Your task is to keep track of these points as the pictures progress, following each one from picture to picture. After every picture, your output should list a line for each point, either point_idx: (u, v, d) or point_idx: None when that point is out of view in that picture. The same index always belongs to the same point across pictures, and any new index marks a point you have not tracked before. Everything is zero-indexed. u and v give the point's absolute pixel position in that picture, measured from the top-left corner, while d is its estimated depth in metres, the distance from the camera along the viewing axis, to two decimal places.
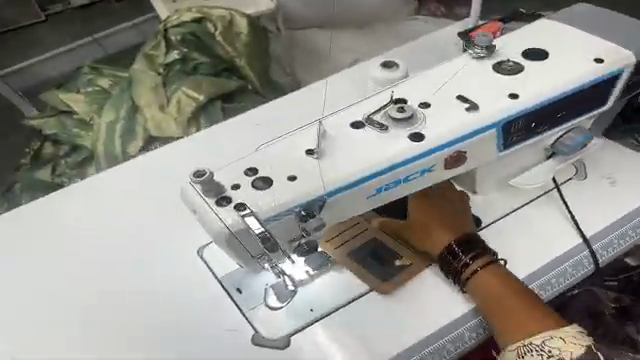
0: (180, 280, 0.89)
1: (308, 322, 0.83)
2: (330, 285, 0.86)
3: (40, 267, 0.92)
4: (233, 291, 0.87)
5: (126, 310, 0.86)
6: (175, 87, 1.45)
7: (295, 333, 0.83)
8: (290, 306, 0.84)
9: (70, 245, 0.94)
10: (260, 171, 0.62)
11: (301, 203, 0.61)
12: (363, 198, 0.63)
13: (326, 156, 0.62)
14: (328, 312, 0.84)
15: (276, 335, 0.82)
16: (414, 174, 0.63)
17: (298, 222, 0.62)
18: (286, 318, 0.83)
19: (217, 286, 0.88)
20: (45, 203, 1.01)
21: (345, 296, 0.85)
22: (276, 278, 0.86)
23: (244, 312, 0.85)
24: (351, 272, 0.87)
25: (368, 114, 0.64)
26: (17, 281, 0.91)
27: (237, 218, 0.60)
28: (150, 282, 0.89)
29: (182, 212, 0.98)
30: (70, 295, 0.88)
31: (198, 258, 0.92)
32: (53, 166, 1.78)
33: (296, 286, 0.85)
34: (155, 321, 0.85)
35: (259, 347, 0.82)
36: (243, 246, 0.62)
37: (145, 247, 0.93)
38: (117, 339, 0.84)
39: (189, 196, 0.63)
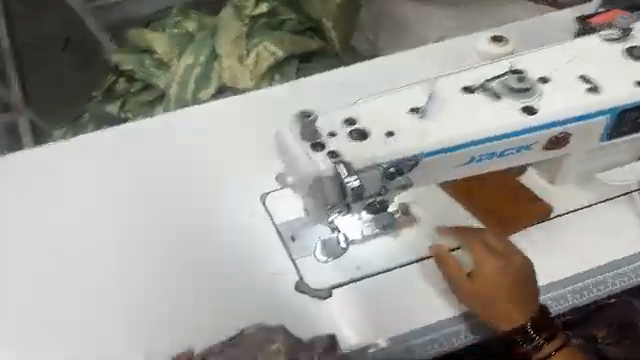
0: (246, 221, 0.94)
1: (353, 278, 0.87)
2: (385, 248, 0.89)
3: (117, 187, 0.97)
4: (287, 239, 0.91)
5: (182, 243, 0.91)
6: (256, 41, 1.49)
7: (337, 286, 0.87)
8: (338, 261, 0.88)
9: (138, 176, 0.98)
10: (359, 123, 0.63)
11: (390, 161, 0.62)
12: (454, 166, 0.64)
13: (429, 117, 0.62)
14: (375, 273, 0.88)
15: (320, 285, 0.87)
16: (511, 149, 0.64)
17: (381, 179, 0.63)
18: (333, 272, 0.88)
19: (272, 233, 0.92)
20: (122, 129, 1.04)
21: (400, 260, 0.88)
22: (331, 233, 0.90)
23: (293, 260, 0.89)
24: (409, 240, 0.89)
25: (483, 81, 0.64)
26: (89, 200, 0.96)
27: (329, 164, 0.62)
28: (219, 221, 0.94)
29: (258, 156, 1.01)
30: (127, 224, 0.93)
31: (257, 204, 0.96)
32: (123, 102, 1.88)
33: (348, 244, 0.89)
34: (217, 255, 0.90)
35: (299, 294, 0.87)
36: (323, 195, 0.64)
37: (211, 187, 0.97)
38: (176, 270, 0.89)
39: (283, 138, 0.66)
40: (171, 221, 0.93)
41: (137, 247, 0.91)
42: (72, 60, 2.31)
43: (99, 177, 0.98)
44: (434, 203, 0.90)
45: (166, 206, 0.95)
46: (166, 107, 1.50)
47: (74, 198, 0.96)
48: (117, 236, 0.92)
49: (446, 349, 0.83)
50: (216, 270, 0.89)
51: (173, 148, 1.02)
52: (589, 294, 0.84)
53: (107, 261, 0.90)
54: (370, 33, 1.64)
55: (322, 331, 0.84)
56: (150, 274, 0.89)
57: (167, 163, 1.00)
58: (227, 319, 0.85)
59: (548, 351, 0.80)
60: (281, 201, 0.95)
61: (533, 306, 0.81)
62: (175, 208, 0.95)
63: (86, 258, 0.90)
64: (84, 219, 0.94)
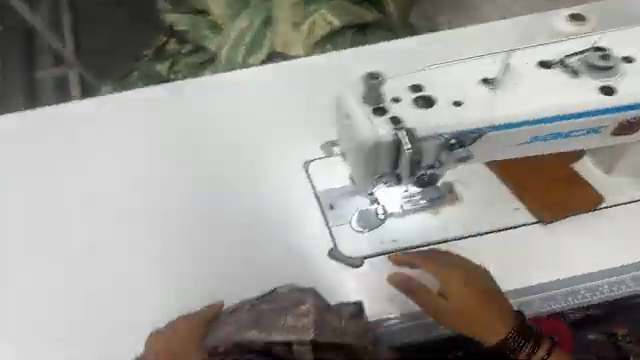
0: (291, 185, 0.94)
1: (387, 251, 0.86)
2: (423, 225, 0.87)
3: (167, 140, 0.99)
4: (326, 207, 0.91)
5: (228, 200, 0.92)
6: (314, 8, 1.48)
7: (370, 257, 0.86)
8: (373, 233, 0.88)
9: (190, 130, 1.00)
10: (425, 90, 0.62)
11: (453, 132, 0.60)
12: (518, 143, 0.62)
13: (502, 90, 0.60)
14: (408, 248, 0.86)
15: (353, 254, 0.87)
16: (579, 132, 0.62)
17: (440, 149, 0.61)
18: (366, 243, 0.87)
19: (312, 198, 0.93)
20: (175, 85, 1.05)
21: (438, 238, 0.86)
22: (369, 204, 0.89)
23: (329, 226, 0.89)
24: (452, 220, 0.87)
25: (562, 57, 0.62)
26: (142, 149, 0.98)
27: (389, 130, 0.60)
28: (264, 183, 0.94)
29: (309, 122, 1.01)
30: (175, 176, 0.95)
31: (302, 170, 0.95)
32: (172, 62, 1.91)
33: (385, 217, 0.88)
34: (262, 215, 0.91)
35: (331, 260, 0.87)
36: (376, 162, 0.62)
37: (262, 150, 0.98)
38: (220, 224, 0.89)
39: (344, 100, 0.63)
40: (219, 176, 0.94)
41: (183, 198, 0.92)
42: (124, 17, 2.34)
43: (152, 127, 1.00)
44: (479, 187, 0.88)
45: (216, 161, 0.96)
46: (215, 69, 1.53)
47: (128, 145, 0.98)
48: (166, 185, 0.94)
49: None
50: (260, 228, 0.89)
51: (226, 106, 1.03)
52: (624, 289, 0.84)
53: (154, 208, 0.91)
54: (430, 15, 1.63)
55: (356, 299, 0.83)
56: (194, 225, 0.89)
57: (219, 121, 1.01)
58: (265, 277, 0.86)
59: (540, 355, 0.78)
60: (325, 169, 0.95)
61: (497, 317, 0.78)
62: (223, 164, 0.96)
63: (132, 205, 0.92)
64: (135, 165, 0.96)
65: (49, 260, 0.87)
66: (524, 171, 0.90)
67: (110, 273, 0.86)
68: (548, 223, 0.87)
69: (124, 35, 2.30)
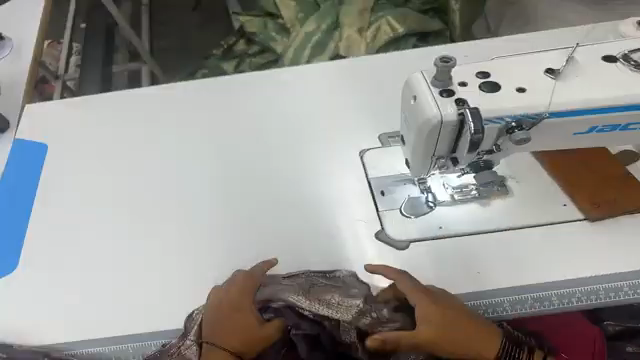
0: (349, 170, 1.01)
1: (434, 236, 0.91)
2: (471, 215, 0.92)
3: (240, 124, 1.09)
4: (376, 192, 0.97)
5: (290, 178, 1.01)
6: (380, 15, 1.55)
7: (416, 241, 0.91)
8: (422, 219, 0.93)
9: (260, 115, 1.11)
10: (491, 76, 0.66)
11: (515, 115, 0.64)
12: (575, 132, 0.66)
13: (564, 80, 0.64)
14: (455, 235, 0.91)
15: (400, 237, 0.91)
16: (636, 124, 0.66)
17: (502, 131, 0.65)
18: (415, 228, 0.92)
19: (364, 185, 0.99)
20: (251, 76, 1.18)
21: (486, 228, 0.91)
22: (419, 192, 0.95)
23: (378, 209, 0.95)
24: (499, 212, 0.92)
25: (626, 52, 0.65)
26: (217, 129, 1.09)
27: (453, 111, 0.64)
28: (323, 167, 1.02)
29: (369, 116, 1.09)
30: (245, 154, 1.05)
31: (359, 158, 1.02)
32: (238, 62, 2.03)
33: (434, 205, 0.94)
34: (320, 195, 0.98)
35: (380, 241, 0.91)
36: (438, 141, 0.67)
37: (322, 137, 1.06)
38: (282, 198, 0.97)
39: (415, 81, 0.68)
40: (284, 158, 1.03)
41: (251, 174, 1.02)
42: (198, 20, 2.53)
43: (227, 112, 1.12)
44: (528, 182, 0.94)
45: (281, 144, 1.06)
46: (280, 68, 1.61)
47: (205, 125, 1.10)
48: (235, 161, 1.04)
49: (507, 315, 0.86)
50: (317, 206, 0.96)
51: (294, 98, 1.13)
52: None
53: (224, 180, 1.01)
54: (493, 29, 1.65)
55: None
56: (257, 198, 0.98)
57: (286, 110, 1.11)
58: (319, 250, 0.91)
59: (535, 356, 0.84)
60: (380, 158, 1.02)
61: (459, 315, 0.78)
62: (288, 147, 1.05)
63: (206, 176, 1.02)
64: (210, 143, 1.07)
65: (128, 218, 0.97)
66: (572, 170, 0.95)
67: (179, 233, 0.94)
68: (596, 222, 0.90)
69: (196, 36, 2.47)
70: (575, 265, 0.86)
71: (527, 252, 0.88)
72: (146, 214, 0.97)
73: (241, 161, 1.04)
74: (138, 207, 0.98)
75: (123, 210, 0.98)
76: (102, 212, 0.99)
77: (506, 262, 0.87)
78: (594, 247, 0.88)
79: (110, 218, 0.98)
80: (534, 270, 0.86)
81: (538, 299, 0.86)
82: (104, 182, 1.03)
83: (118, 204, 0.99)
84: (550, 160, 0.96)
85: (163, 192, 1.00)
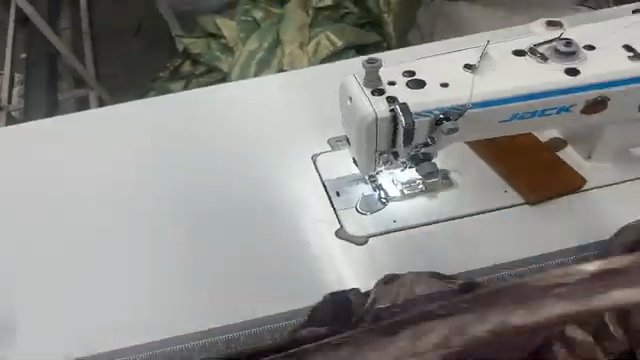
0: (300, 176, 1.04)
1: (389, 229, 0.96)
2: (422, 207, 0.98)
3: (189, 139, 1.11)
4: (332, 193, 1.01)
5: (242, 187, 1.03)
6: (318, 30, 1.62)
7: (374, 235, 0.96)
8: (375, 215, 0.98)
9: (211, 130, 1.12)
10: (417, 74, 0.72)
11: (441, 108, 0.70)
12: (499, 120, 0.73)
13: (481, 73, 0.71)
14: (410, 227, 0.97)
15: (358, 233, 0.96)
16: (552, 109, 0.73)
17: (433, 123, 0.71)
18: (371, 223, 0.97)
19: (320, 185, 1.03)
20: (197, 93, 1.19)
21: (434, 218, 0.97)
22: (372, 190, 1.00)
23: (335, 209, 0.99)
24: (443, 202, 0.99)
25: (532, 46, 0.74)
26: (168, 147, 1.10)
27: (386, 107, 0.70)
28: (274, 175, 1.05)
29: (315, 123, 1.13)
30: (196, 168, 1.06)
31: (312, 162, 1.06)
32: (186, 82, 2.03)
33: (387, 200, 0.99)
34: (273, 202, 1.00)
35: (338, 238, 0.96)
36: (376, 136, 0.72)
37: (272, 146, 1.09)
38: (236, 207, 0.99)
39: (348, 84, 0.73)
40: (234, 169, 1.06)
41: (203, 186, 1.03)
42: (141, 44, 2.51)
43: (177, 129, 1.13)
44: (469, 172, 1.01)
45: (233, 155, 1.08)
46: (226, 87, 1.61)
47: (153, 143, 1.10)
48: (188, 176, 1.05)
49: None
50: (273, 213, 0.99)
51: (242, 112, 1.16)
52: None
53: (176, 195, 1.02)
54: (428, 36, 1.73)
55: (359, 274, 0.92)
56: (213, 210, 0.99)
57: (234, 124, 1.13)
58: (278, 255, 0.93)
59: None
60: (331, 161, 1.06)
61: None
62: (240, 158, 1.07)
63: (157, 193, 1.02)
64: (162, 161, 1.07)
65: (79, 242, 0.96)
66: (509, 157, 1.02)
67: (134, 252, 0.94)
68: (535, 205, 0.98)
69: (141, 59, 2.46)
70: (514, 244, 0.94)
71: (473, 237, 0.95)
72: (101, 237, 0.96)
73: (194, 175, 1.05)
74: (92, 232, 0.97)
75: (77, 237, 0.97)
76: (55, 240, 0.97)
77: (454, 248, 0.94)
78: (531, 228, 0.95)
79: (64, 246, 0.96)
80: (480, 252, 0.93)
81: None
82: (52, 210, 1.01)
83: (71, 231, 0.98)
84: (489, 150, 1.03)
85: (116, 214, 0.99)
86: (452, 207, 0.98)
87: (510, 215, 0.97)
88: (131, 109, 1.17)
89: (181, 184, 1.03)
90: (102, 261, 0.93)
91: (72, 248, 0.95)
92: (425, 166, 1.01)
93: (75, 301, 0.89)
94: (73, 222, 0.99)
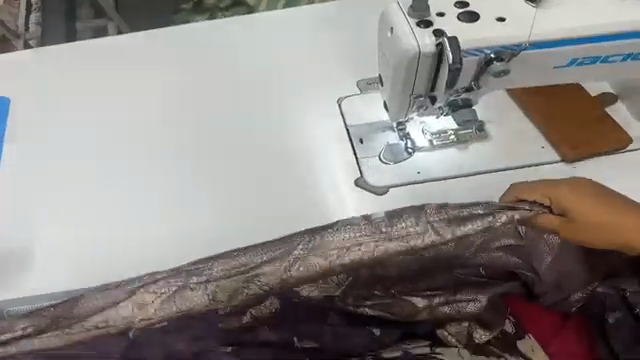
0: (325, 119, 0.99)
1: (413, 181, 0.92)
2: (451, 160, 0.93)
3: (212, 72, 1.05)
4: (355, 140, 0.96)
5: (264, 125, 0.98)
6: None
7: (395, 187, 0.92)
8: (399, 165, 0.93)
9: (234, 65, 1.06)
10: (469, 6, 0.64)
11: (494, 47, 0.63)
12: (553, 66, 0.66)
13: (545, 9, 0.63)
14: (436, 180, 0.92)
15: (379, 183, 0.92)
16: (615, 56, 0.66)
17: (482, 64, 0.64)
18: (393, 174, 0.92)
19: (343, 131, 0.98)
20: (222, 24, 1.12)
21: (461, 172, 0.92)
22: (398, 139, 0.94)
23: (357, 157, 0.94)
24: (474, 156, 0.93)
25: None
26: (190, 81, 1.04)
27: (431, 42, 0.63)
28: (297, 115, 1.00)
29: (345, 62, 1.06)
30: (217, 102, 1.01)
31: (336, 105, 1.00)
32: (210, 15, 1.92)
33: (413, 151, 0.93)
34: (295, 143, 0.96)
35: (359, 189, 0.91)
36: (416, 74, 0.66)
37: (298, 85, 1.03)
38: (255, 146, 0.96)
39: (390, 13, 0.65)
40: (256, 105, 1.01)
41: (224, 121, 0.98)
42: None
43: (199, 62, 1.07)
44: (505, 125, 0.94)
45: (257, 94, 1.02)
46: None
47: (175, 74, 1.05)
48: (209, 112, 1.00)
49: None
50: (296, 156, 0.94)
51: (269, 47, 1.08)
52: None
53: (196, 129, 0.98)
54: None
55: None
56: (233, 149, 0.95)
57: (259, 58, 1.07)
58: (299, 200, 0.90)
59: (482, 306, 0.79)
60: (357, 105, 1.00)
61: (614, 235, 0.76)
62: (264, 97, 1.02)
63: (176, 126, 0.98)
64: (183, 93, 1.02)
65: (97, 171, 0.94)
66: (548, 109, 0.95)
67: (151, 185, 0.92)
68: (573, 164, 0.91)
69: None
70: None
71: (502, 193, 0.90)
72: (120, 170, 0.94)
73: (214, 112, 1.00)
74: (111, 165, 0.94)
75: (96, 168, 0.94)
76: (73, 171, 0.94)
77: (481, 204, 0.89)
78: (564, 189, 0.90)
79: (83, 177, 0.94)
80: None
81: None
82: (70, 138, 0.98)
83: (91, 162, 0.95)
84: (528, 100, 0.96)
85: (136, 149, 0.96)
86: (482, 161, 0.92)
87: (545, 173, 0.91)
88: (153, 39, 1.10)
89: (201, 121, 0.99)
90: (121, 195, 0.91)
91: (92, 181, 0.93)
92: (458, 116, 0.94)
93: (94, 233, 0.88)
94: (92, 154, 0.96)
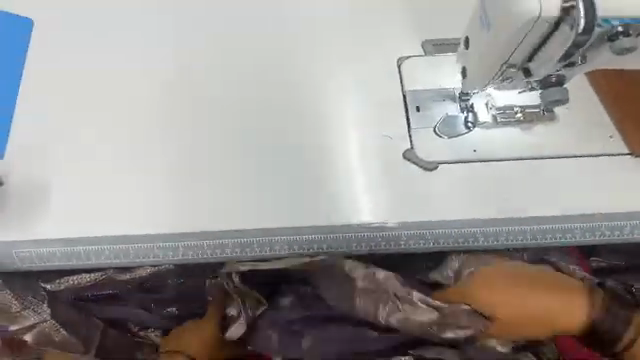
0: (376, 79, 0.91)
1: (469, 159, 0.86)
2: (511, 139, 0.87)
3: (256, 12, 0.95)
4: (411, 107, 0.89)
5: (309, 81, 0.90)
6: None
7: (448, 163, 0.86)
8: (456, 141, 0.86)
9: (283, 5, 0.96)
10: None
11: (626, 19, 0.55)
12: None
13: None
14: (490, 159, 0.86)
15: (431, 156, 0.86)
16: None
17: (605, 38, 0.57)
18: (448, 149, 0.86)
19: (397, 95, 0.90)
20: None
21: (520, 155, 0.86)
22: (458, 111, 0.88)
23: (410, 127, 0.87)
24: (535, 138, 0.87)
25: None
26: (234, 19, 0.95)
27: (557, 6, 0.55)
28: (346, 71, 0.91)
29: (405, 14, 0.95)
30: (261, 48, 0.93)
31: (394, 64, 0.92)
32: None
33: (474, 126, 0.87)
34: (342, 103, 0.89)
35: (407, 162, 0.85)
36: (523, 41, 0.59)
37: (350, 36, 0.94)
38: (299, 103, 0.89)
39: None
40: (302, 55, 0.92)
41: (267, 72, 0.91)
42: None
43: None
44: (572, 109, 0.88)
45: (304, 43, 0.93)
46: None
47: (216, 10, 0.95)
48: (252, 59, 0.92)
49: (524, 245, 0.84)
50: (341, 117, 0.88)
51: None
52: None
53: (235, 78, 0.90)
54: None
55: (425, 201, 0.83)
56: (275, 103, 0.89)
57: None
58: (338, 165, 0.85)
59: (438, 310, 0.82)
60: (417, 67, 0.91)
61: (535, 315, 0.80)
62: (313, 47, 0.93)
63: (214, 71, 0.91)
64: (223, 35, 0.93)
65: (126, 113, 0.88)
66: (619, 96, 0.89)
67: (185, 134, 0.86)
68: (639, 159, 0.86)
69: None
70: (600, 200, 0.84)
71: (559, 181, 0.85)
72: (148, 112, 0.88)
73: (256, 61, 0.92)
74: (141, 107, 0.88)
75: (125, 108, 0.88)
76: (99, 110, 0.88)
77: (534, 189, 0.84)
78: (627, 183, 0.85)
79: (109, 118, 0.87)
80: (560, 198, 0.84)
81: (562, 230, 0.84)
82: (96, 73, 0.90)
83: (116, 103, 0.88)
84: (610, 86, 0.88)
85: (168, 90, 0.89)
86: (544, 145, 0.86)
87: (608, 164, 0.85)
88: None
89: (242, 68, 0.91)
90: (152, 141, 0.86)
91: (119, 122, 0.87)
92: (529, 92, 0.87)
93: (118, 177, 0.84)
94: (120, 92, 0.89)
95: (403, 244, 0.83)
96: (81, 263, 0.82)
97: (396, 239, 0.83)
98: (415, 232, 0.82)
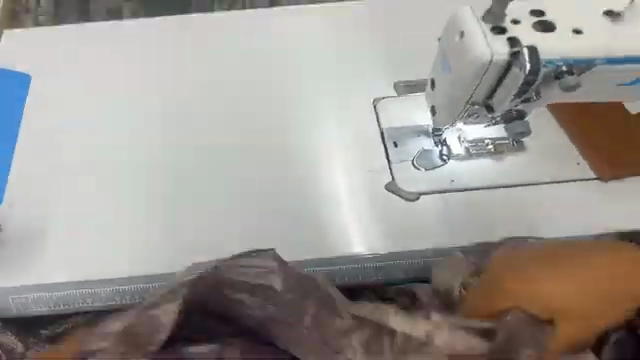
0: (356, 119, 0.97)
1: (447, 190, 0.90)
2: (485, 170, 0.92)
3: (242, 62, 1.03)
4: (389, 143, 0.94)
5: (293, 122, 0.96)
6: None
7: (427, 194, 0.90)
8: (433, 173, 0.91)
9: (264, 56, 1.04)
10: (545, 16, 0.65)
11: (567, 59, 0.63)
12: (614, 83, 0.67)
13: (620, 24, 0.65)
14: (466, 189, 0.91)
15: (411, 189, 0.90)
16: None
17: (553, 77, 0.64)
18: (427, 181, 0.91)
19: (376, 133, 0.96)
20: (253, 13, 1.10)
21: (494, 184, 0.91)
22: (433, 145, 0.93)
23: (390, 162, 0.93)
24: (507, 167, 0.92)
25: None
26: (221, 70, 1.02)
27: (504, 51, 0.62)
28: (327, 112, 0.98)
29: (379, 60, 1.03)
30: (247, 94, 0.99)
31: (371, 105, 0.98)
32: None
33: (448, 158, 0.92)
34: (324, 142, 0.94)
35: (388, 195, 0.90)
36: (480, 84, 0.65)
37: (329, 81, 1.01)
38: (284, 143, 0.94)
39: (462, 17, 0.65)
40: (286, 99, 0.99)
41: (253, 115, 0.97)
42: None
43: (229, 51, 1.04)
44: (540, 139, 0.94)
45: (287, 88, 1.00)
46: None
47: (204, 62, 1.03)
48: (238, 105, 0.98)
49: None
50: (324, 155, 0.93)
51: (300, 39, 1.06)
52: None
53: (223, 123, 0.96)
54: None
55: (407, 232, 0.87)
56: (262, 144, 0.94)
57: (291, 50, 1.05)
58: (326, 200, 0.89)
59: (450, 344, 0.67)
60: (392, 106, 0.98)
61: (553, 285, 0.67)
62: (295, 91, 1.00)
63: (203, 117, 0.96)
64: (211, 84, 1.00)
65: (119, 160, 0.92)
66: (583, 126, 0.95)
67: (176, 177, 0.90)
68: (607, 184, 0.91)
69: None
70: (574, 224, 0.88)
71: (534, 207, 0.89)
72: (140, 157, 0.92)
73: (242, 106, 0.98)
74: (133, 153, 0.92)
75: (118, 155, 0.92)
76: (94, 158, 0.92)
77: (510, 216, 0.89)
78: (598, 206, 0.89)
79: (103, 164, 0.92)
80: (536, 224, 0.88)
81: None
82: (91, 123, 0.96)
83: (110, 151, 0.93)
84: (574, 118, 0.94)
85: (158, 136, 0.94)
86: (517, 174, 0.91)
87: (578, 189, 0.91)
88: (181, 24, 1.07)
89: (229, 113, 0.97)
90: (144, 184, 0.90)
91: (113, 168, 0.91)
92: (497, 126, 0.93)
93: (112, 220, 0.87)
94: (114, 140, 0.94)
95: (391, 275, 0.87)
96: (78, 305, 0.85)
97: (383, 270, 0.86)
98: (401, 262, 0.86)
